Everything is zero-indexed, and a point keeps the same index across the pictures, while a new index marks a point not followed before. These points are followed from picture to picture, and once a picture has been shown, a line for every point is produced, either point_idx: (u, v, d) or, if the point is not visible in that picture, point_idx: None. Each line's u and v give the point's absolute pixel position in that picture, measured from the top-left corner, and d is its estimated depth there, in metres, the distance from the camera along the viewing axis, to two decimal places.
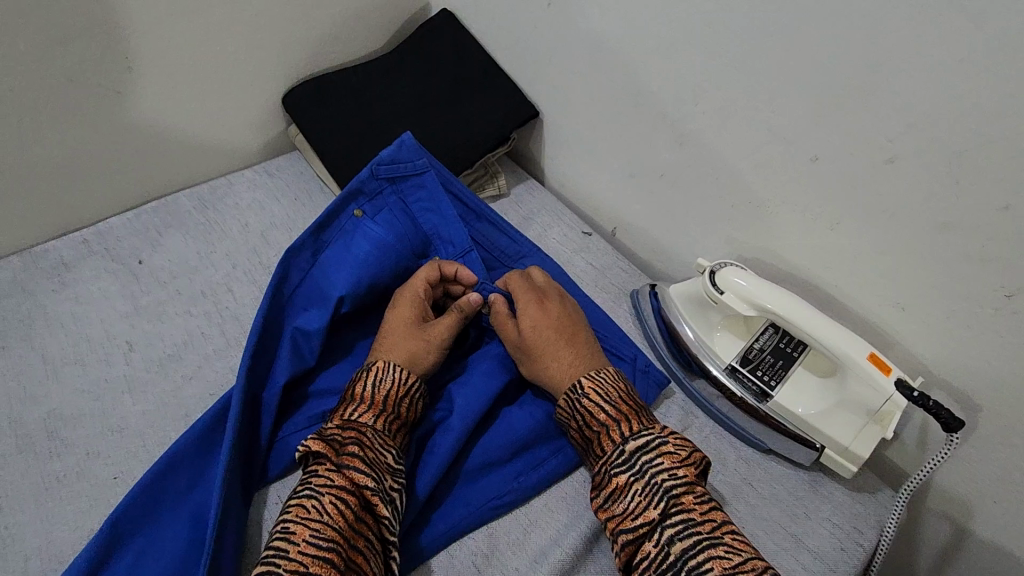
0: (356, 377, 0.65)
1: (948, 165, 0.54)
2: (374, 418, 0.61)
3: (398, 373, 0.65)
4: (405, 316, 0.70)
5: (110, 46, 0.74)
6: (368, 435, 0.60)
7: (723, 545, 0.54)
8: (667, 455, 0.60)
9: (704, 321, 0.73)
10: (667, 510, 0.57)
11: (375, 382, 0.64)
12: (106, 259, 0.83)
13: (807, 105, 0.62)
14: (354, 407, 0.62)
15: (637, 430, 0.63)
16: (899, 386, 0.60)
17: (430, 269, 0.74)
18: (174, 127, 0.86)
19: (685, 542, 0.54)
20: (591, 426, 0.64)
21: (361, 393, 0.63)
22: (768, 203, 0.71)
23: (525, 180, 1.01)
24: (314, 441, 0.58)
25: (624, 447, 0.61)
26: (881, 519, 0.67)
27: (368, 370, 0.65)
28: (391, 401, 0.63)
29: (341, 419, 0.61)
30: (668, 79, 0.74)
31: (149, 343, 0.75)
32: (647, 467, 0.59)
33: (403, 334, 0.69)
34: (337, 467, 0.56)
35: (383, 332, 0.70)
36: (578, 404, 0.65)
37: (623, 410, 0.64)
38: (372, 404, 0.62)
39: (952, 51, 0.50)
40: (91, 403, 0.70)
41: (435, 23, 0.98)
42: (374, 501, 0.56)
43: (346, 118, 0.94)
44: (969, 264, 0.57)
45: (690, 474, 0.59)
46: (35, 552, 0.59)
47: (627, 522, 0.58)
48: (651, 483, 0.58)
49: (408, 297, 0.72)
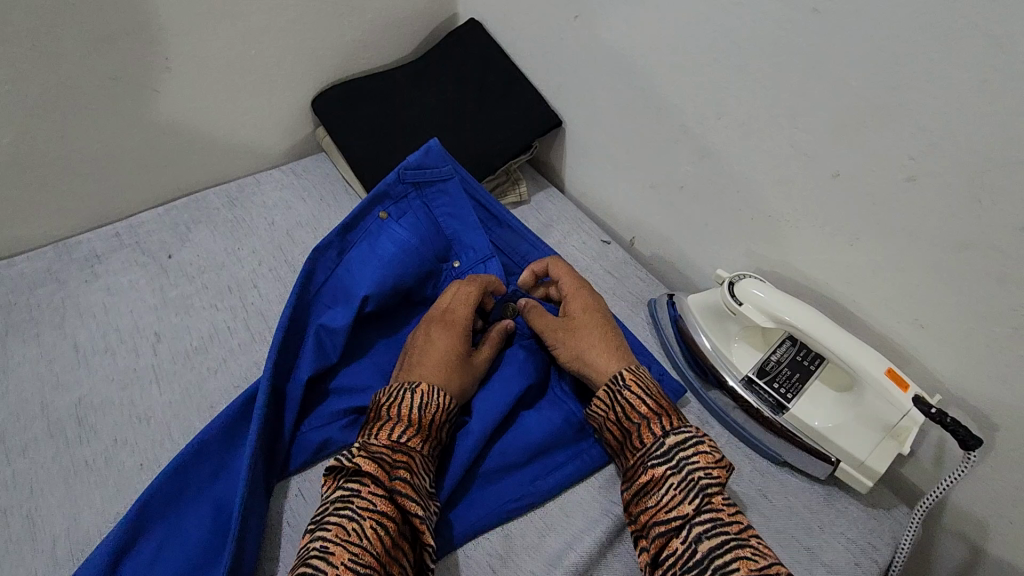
0: (399, 397, 0.63)
1: (970, 185, 0.55)
2: (421, 443, 0.62)
3: (442, 396, 0.65)
4: (444, 337, 0.70)
5: (151, 46, 0.77)
6: (416, 460, 0.60)
7: (748, 547, 0.54)
8: (703, 455, 0.60)
9: (722, 332, 0.74)
10: (700, 506, 0.57)
11: (421, 406, 0.63)
12: (137, 252, 0.86)
13: (830, 122, 0.62)
14: (401, 427, 0.61)
15: (677, 426, 0.63)
16: (916, 402, 0.60)
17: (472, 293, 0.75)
18: (208, 127, 0.89)
19: (713, 540, 0.55)
20: (631, 418, 0.65)
21: (407, 414, 0.62)
22: (788, 217, 0.71)
23: (546, 188, 1.02)
24: (365, 461, 0.58)
25: (664, 440, 0.62)
26: (896, 535, 0.67)
27: (413, 391, 0.63)
28: (434, 424, 0.63)
29: (389, 439, 0.60)
30: (692, 93, 0.75)
31: (176, 335, 0.77)
32: (684, 463, 0.60)
33: (447, 357, 0.68)
34: (387, 491, 0.57)
35: (419, 353, 0.69)
36: (619, 396, 0.66)
37: (664, 406, 0.65)
38: (419, 428, 0.62)
39: (976, 73, 0.51)
40: (119, 392, 0.72)
41: (462, 32, 1.01)
42: (420, 531, 0.57)
43: (373, 122, 0.96)
44: (990, 283, 0.57)
45: (723, 474, 0.60)
46: (62, 534, 0.61)
47: (660, 514, 0.58)
48: (687, 478, 0.59)
49: (447, 318, 0.72)
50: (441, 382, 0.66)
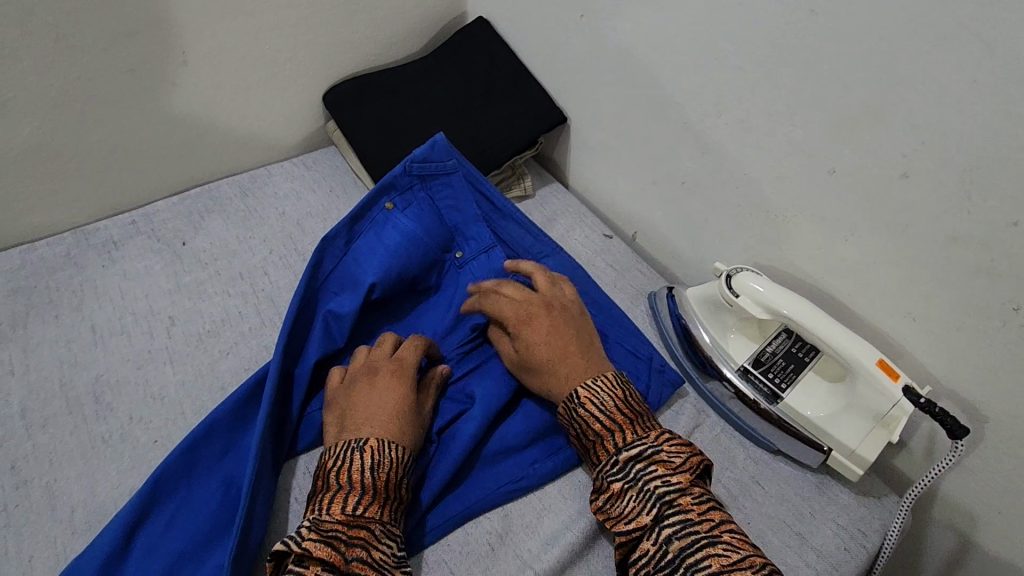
0: (348, 459, 0.59)
1: (960, 181, 0.57)
2: (380, 511, 0.58)
3: (395, 450, 0.61)
4: (394, 387, 0.66)
5: (170, 41, 0.80)
6: (377, 531, 0.57)
7: (721, 543, 0.54)
8: (661, 463, 0.60)
9: (719, 323, 0.75)
10: (662, 512, 0.57)
11: (373, 466, 0.59)
12: (151, 239, 0.88)
13: (826, 120, 0.64)
14: (357, 497, 0.57)
15: (631, 440, 0.63)
16: (906, 392, 0.62)
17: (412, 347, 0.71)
18: (222, 119, 0.92)
19: (683, 541, 0.55)
20: (587, 435, 0.65)
21: (359, 480, 0.58)
22: (785, 212, 0.73)
23: (550, 183, 1.04)
24: (316, 546, 0.53)
25: (618, 456, 0.62)
26: (885, 522, 0.69)
27: (363, 449, 0.60)
28: (391, 484, 0.60)
29: (343, 513, 0.56)
30: (693, 91, 0.77)
31: (189, 319, 0.80)
32: (641, 474, 0.60)
33: (398, 407, 0.64)
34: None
35: (361, 407, 0.64)
36: (575, 413, 0.66)
37: (618, 421, 0.64)
38: (376, 494, 0.58)
39: (967, 73, 0.53)
40: (134, 371, 0.74)
41: (470, 30, 1.03)
42: None
43: (381, 116, 0.98)
44: (979, 277, 0.59)
45: (684, 479, 0.59)
46: (80, 505, 0.64)
47: (621, 525, 0.59)
48: (644, 489, 0.59)
49: (395, 370, 0.68)
50: (394, 435, 0.62)
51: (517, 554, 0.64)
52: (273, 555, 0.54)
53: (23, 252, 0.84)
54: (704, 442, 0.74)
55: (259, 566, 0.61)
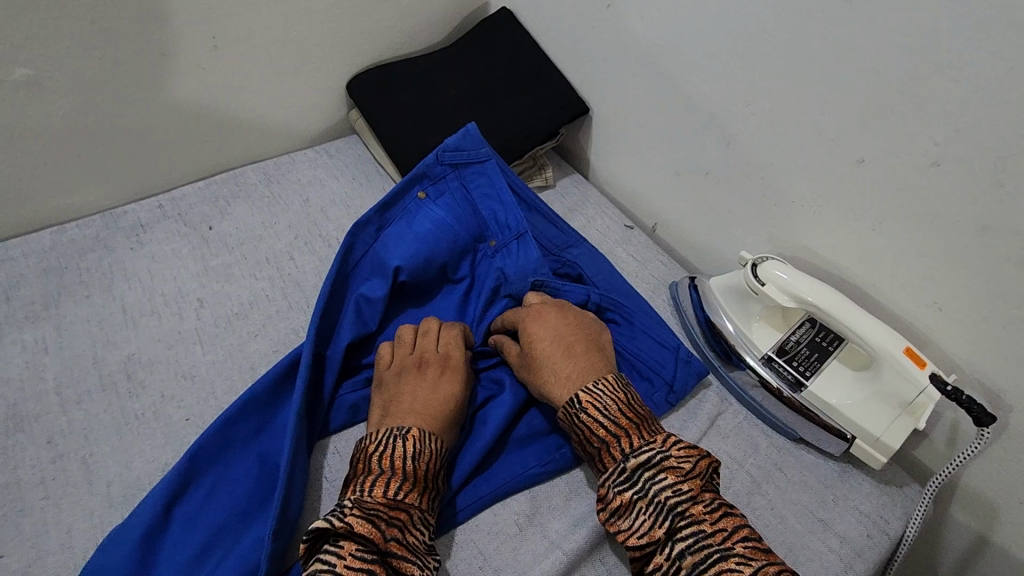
0: (390, 444, 0.61)
1: (991, 170, 0.57)
2: (419, 498, 0.59)
3: (434, 441, 0.63)
4: (441, 380, 0.68)
5: (201, 25, 0.80)
6: (414, 517, 0.58)
7: (733, 557, 0.54)
8: (670, 471, 0.59)
9: (743, 312, 0.76)
10: (674, 525, 0.56)
11: (415, 454, 0.60)
12: (179, 223, 0.89)
13: (855, 110, 0.65)
14: (397, 482, 0.58)
15: (638, 446, 0.61)
16: (933, 379, 0.63)
17: (449, 338, 0.73)
18: (248, 105, 0.93)
19: (695, 556, 0.55)
20: (591, 441, 0.63)
21: (399, 466, 0.59)
22: (811, 202, 0.74)
23: (571, 174, 1.05)
24: (357, 522, 0.54)
25: (625, 464, 0.60)
26: (908, 511, 0.69)
27: (404, 437, 0.61)
28: (428, 474, 0.61)
29: (384, 496, 0.57)
30: (720, 82, 0.77)
31: (218, 302, 0.81)
32: (650, 485, 0.59)
33: (442, 401, 0.66)
34: (378, 553, 0.54)
35: (407, 396, 0.66)
36: (577, 418, 0.64)
37: (623, 425, 0.63)
38: (415, 481, 0.59)
39: (1001, 62, 0.53)
40: (165, 351, 0.76)
41: (494, 20, 1.03)
42: None
43: (405, 104, 0.99)
44: (1007, 267, 0.59)
45: (695, 487, 0.58)
46: (117, 479, 0.65)
47: (633, 540, 0.58)
48: (654, 501, 0.58)
49: (441, 361, 0.70)
50: (436, 427, 0.64)
51: (545, 534, 0.65)
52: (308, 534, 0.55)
53: (53, 233, 0.84)
54: (727, 429, 0.74)
55: (295, 541, 0.62)
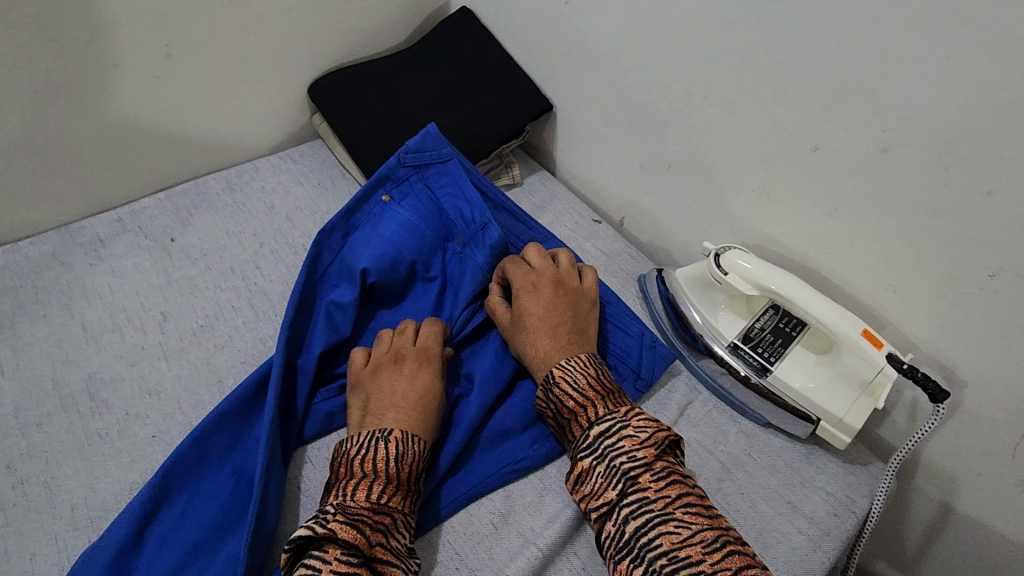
0: (373, 447, 0.61)
1: (936, 155, 0.59)
2: (402, 501, 0.59)
3: (417, 442, 0.63)
4: (422, 375, 0.68)
5: (154, 33, 0.79)
6: (398, 520, 0.58)
7: (673, 520, 0.57)
8: (628, 439, 0.63)
9: (708, 301, 0.77)
10: (625, 489, 0.60)
11: (397, 457, 0.60)
12: (139, 237, 0.88)
13: (808, 99, 0.66)
14: (380, 486, 0.58)
15: (602, 415, 0.65)
16: (890, 359, 0.64)
17: (429, 332, 0.72)
18: (208, 113, 0.91)
19: (639, 519, 0.58)
20: (562, 412, 0.67)
21: (381, 469, 0.59)
22: (770, 191, 0.75)
23: (538, 171, 1.05)
24: (342, 529, 0.54)
25: (589, 431, 0.65)
26: (873, 488, 0.71)
27: (387, 440, 0.61)
28: (411, 476, 0.61)
29: (368, 501, 0.57)
30: (677, 75, 0.78)
31: (182, 315, 0.80)
32: (608, 451, 0.63)
33: (424, 398, 0.66)
34: (364, 561, 0.54)
35: (390, 395, 0.66)
36: (550, 392, 0.68)
37: (590, 397, 0.67)
38: (399, 484, 0.60)
39: (940, 49, 0.55)
40: (128, 368, 0.74)
41: (455, 19, 1.03)
42: None
43: (368, 107, 0.98)
44: (955, 247, 0.61)
45: (649, 454, 0.62)
46: (81, 501, 0.64)
47: (591, 502, 0.62)
48: (610, 465, 0.62)
49: (423, 358, 0.69)
50: (419, 427, 0.64)
51: (520, 532, 0.65)
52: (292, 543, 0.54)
53: (7, 253, 0.82)
54: (697, 419, 0.75)
55: (274, 553, 0.62)
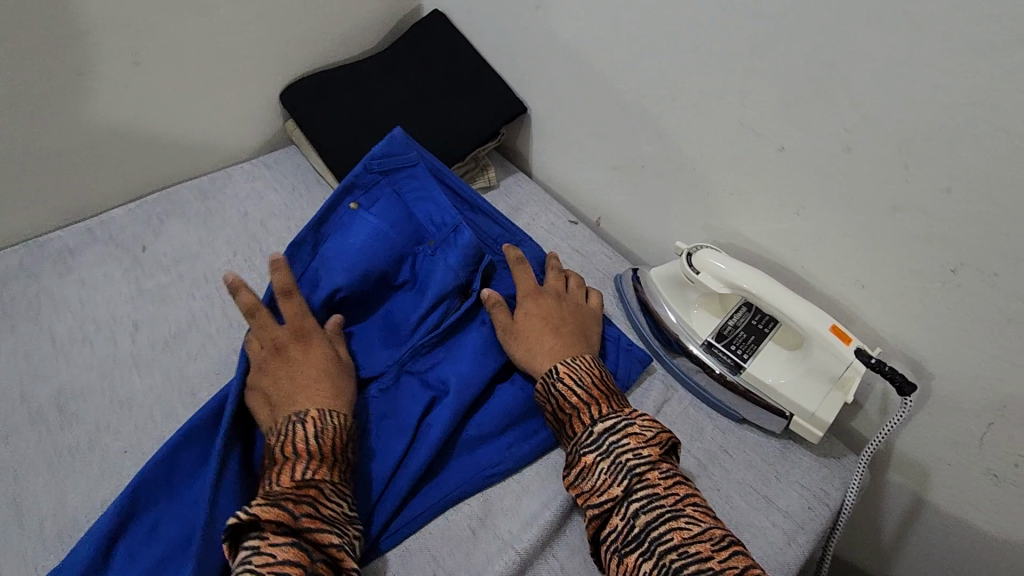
0: (289, 433, 0.60)
1: (896, 153, 0.60)
2: (329, 472, 0.60)
3: (336, 416, 0.63)
4: (311, 351, 0.68)
5: (118, 41, 0.78)
6: (326, 489, 0.58)
7: (683, 517, 0.58)
8: (633, 436, 0.64)
9: (681, 300, 0.78)
10: (632, 486, 0.61)
11: (317, 433, 0.61)
12: (109, 246, 0.86)
13: (772, 99, 0.67)
14: (303, 463, 0.59)
15: (606, 413, 0.66)
16: (859, 354, 0.65)
17: (297, 309, 0.70)
18: (178, 120, 0.90)
19: (649, 515, 0.59)
20: (564, 409, 0.68)
21: (303, 448, 0.59)
22: (740, 189, 0.76)
23: (514, 173, 1.05)
24: (264, 509, 0.54)
25: (593, 428, 0.65)
26: (846, 480, 0.72)
27: (303, 422, 0.61)
28: (337, 448, 0.62)
29: (292, 480, 0.57)
30: (647, 76, 0.79)
31: (154, 325, 0.79)
32: (613, 447, 0.63)
33: (322, 371, 0.67)
34: (292, 534, 0.54)
35: (290, 381, 0.65)
36: (554, 387, 0.69)
37: (595, 394, 0.68)
38: (323, 457, 0.60)
39: (896, 49, 0.56)
40: (99, 381, 0.73)
41: (428, 23, 1.03)
42: (339, 557, 0.55)
43: (341, 111, 0.98)
44: (917, 242, 0.63)
45: (654, 452, 0.63)
46: (50, 518, 0.63)
47: (593, 498, 0.62)
48: (616, 461, 0.62)
49: (304, 337, 0.69)
50: (335, 402, 0.65)
51: (498, 535, 0.66)
52: (228, 530, 0.54)
53: None
54: (672, 418, 0.76)
55: None
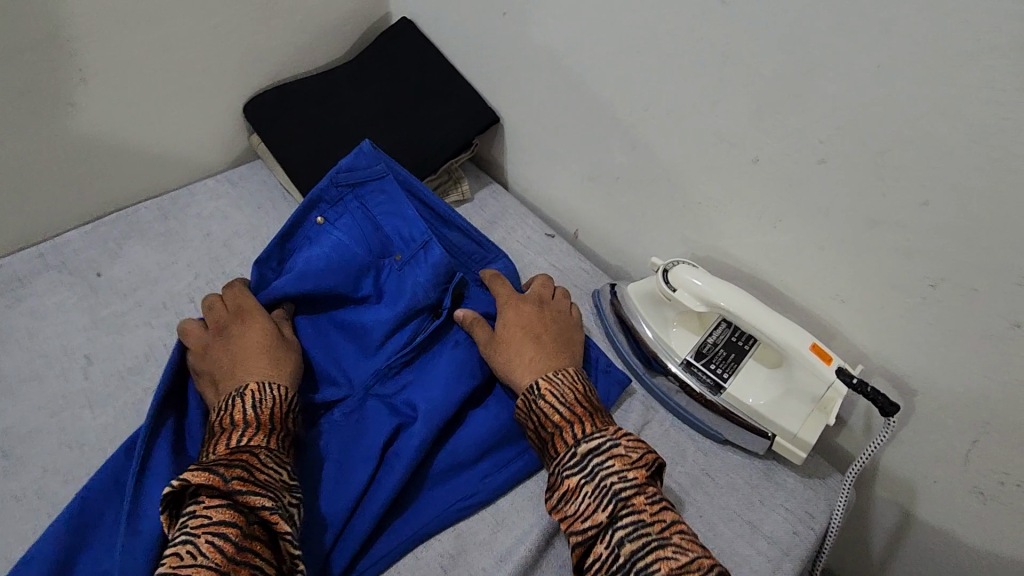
0: (228, 407, 0.61)
1: (872, 166, 0.58)
2: (266, 439, 0.60)
3: (276, 387, 0.64)
4: (251, 327, 0.69)
5: (62, 58, 0.74)
6: (261, 456, 0.57)
7: (669, 546, 0.55)
8: (617, 458, 0.60)
9: (659, 318, 0.75)
10: (616, 512, 0.57)
11: (256, 403, 0.61)
12: (64, 272, 0.82)
13: (747, 110, 0.65)
14: (240, 432, 0.59)
15: (590, 432, 0.63)
16: (839, 374, 0.63)
17: (239, 294, 0.72)
18: (134, 139, 0.86)
19: (634, 543, 0.55)
20: (546, 427, 0.65)
21: (240, 418, 0.60)
22: (716, 202, 0.73)
23: (489, 185, 1.02)
24: (195, 475, 0.53)
25: (576, 449, 0.62)
26: (831, 502, 0.70)
27: (242, 395, 0.62)
28: (276, 418, 0.62)
29: (227, 448, 0.58)
30: (619, 86, 0.76)
31: (109, 356, 0.75)
32: (598, 470, 0.60)
33: (262, 345, 0.68)
34: (225, 497, 0.53)
35: (230, 356, 0.66)
36: (535, 404, 0.66)
37: (577, 412, 0.65)
38: (260, 425, 0.60)
39: (870, 59, 0.54)
40: (49, 419, 0.69)
41: (395, 31, 0.99)
42: (272, 520, 0.53)
43: (306, 125, 0.94)
44: (897, 257, 0.60)
45: (640, 476, 0.60)
46: None
47: (576, 525, 0.58)
48: (600, 485, 0.59)
49: (245, 315, 0.70)
50: (276, 375, 0.66)
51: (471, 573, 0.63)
52: (167, 500, 0.54)
53: None
54: (652, 442, 0.73)
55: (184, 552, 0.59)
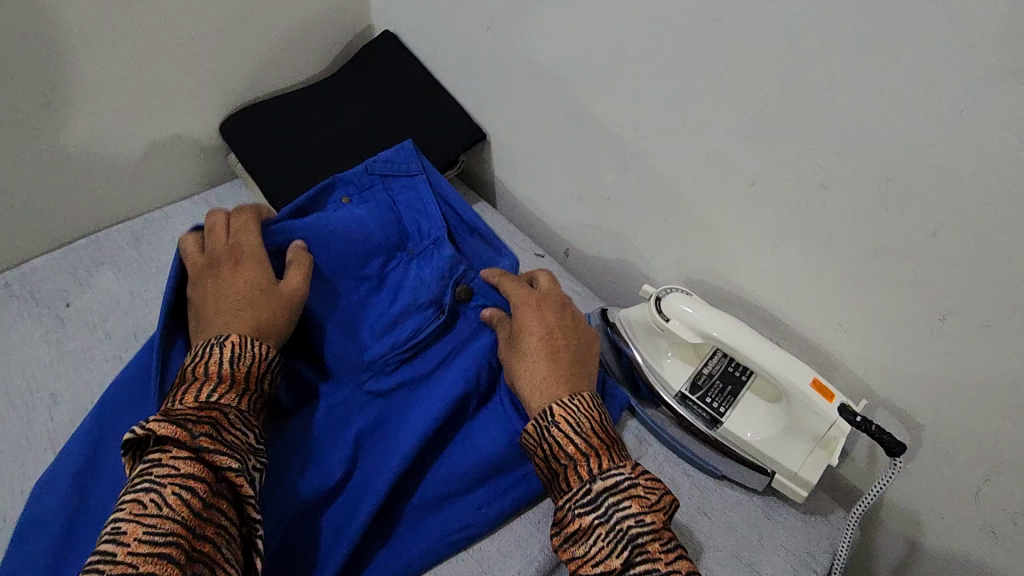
0: (203, 354, 0.56)
1: (876, 193, 0.54)
2: (237, 399, 0.55)
3: (258, 345, 0.58)
4: (245, 271, 0.64)
5: (24, 81, 0.70)
6: (229, 415, 0.53)
7: None
8: (636, 499, 0.55)
9: (652, 347, 0.72)
10: (631, 558, 0.53)
11: (233, 358, 0.56)
12: (29, 304, 0.79)
13: (742, 132, 0.61)
14: (210, 385, 0.54)
15: (607, 468, 0.58)
16: (842, 411, 0.60)
17: (244, 231, 0.68)
18: (104, 162, 0.82)
19: None
20: (557, 458, 0.59)
21: (213, 371, 0.55)
22: (710, 225, 0.70)
23: (476, 203, 0.99)
24: (160, 424, 0.48)
25: (591, 485, 0.56)
26: (834, 543, 0.67)
27: (220, 344, 0.56)
28: (251, 378, 0.57)
29: (194, 401, 0.52)
30: (609, 103, 0.73)
31: (75, 394, 0.72)
32: (614, 511, 0.55)
33: (252, 292, 0.62)
34: (192, 450, 0.49)
35: (219, 299, 0.62)
36: (547, 432, 0.60)
37: (594, 444, 0.59)
38: (233, 384, 0.55)
39: (874, 80, 0.50)
40: (8, 464, 0.66)
41: (377, 44, 0.96)
42: (237, 483, 0.49)
43: (285, 144, 0.90)
44: (902, 287, 0.57)
45: (658, 520, 0.55)
46: None
47: (587, 568, 0.54)
48: (616, 529, 0.54)
49: (241, 256, 0.66)
50: (259, 331, 0.60)
51: None
52: (127, 444, 0.49)
53: None
54: None
55: None
